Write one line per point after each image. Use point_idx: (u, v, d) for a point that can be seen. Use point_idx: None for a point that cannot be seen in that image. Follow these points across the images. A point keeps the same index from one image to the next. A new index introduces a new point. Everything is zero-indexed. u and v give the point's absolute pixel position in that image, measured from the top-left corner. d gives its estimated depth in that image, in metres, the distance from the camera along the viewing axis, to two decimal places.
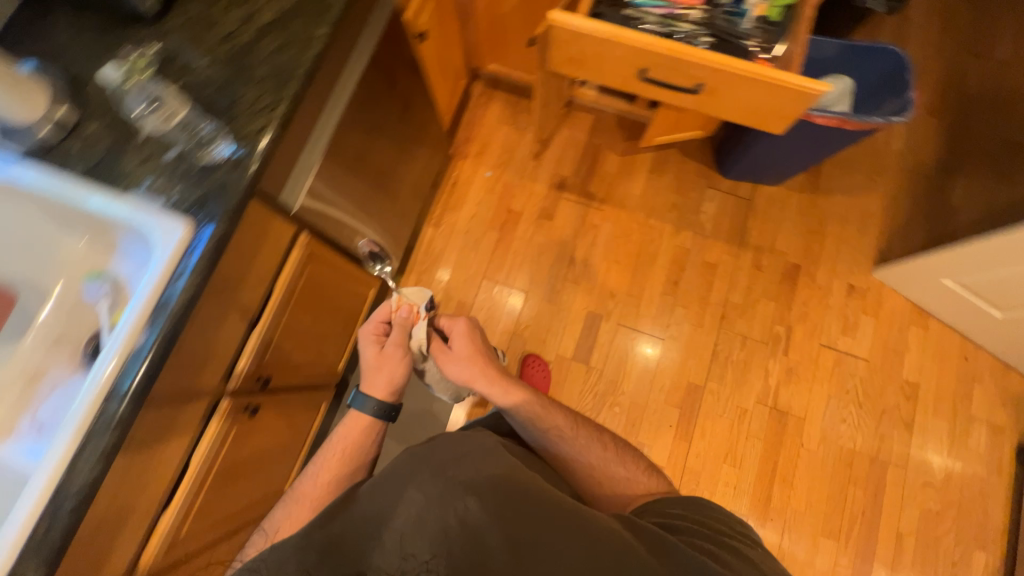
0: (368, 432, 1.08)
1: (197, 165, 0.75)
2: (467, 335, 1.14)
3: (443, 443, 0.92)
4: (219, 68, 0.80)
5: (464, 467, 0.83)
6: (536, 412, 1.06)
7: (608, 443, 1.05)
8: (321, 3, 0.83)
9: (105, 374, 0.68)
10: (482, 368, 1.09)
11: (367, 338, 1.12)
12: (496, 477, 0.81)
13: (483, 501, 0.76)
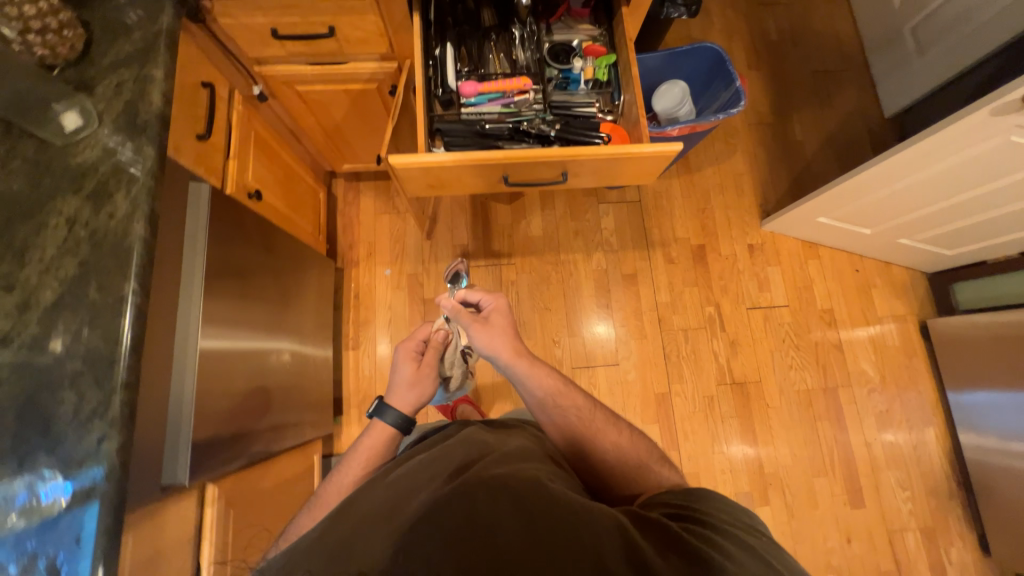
0: (389, 438, 0.96)
1: (36, 523, 0.59)
2: (502, 311, 0.98)
3: (464, 439, 0.76)
4: (12, 383, 0.62)
5: (494, 464, 0.66)
6: (562, 393, 0.91)
7: (621, 429, 0.89)
8: (116, 254, 0.67)
9: None
10: (513, 344, 0.94)
11: (403, 353, 1.03)
12: (531, 472, 0.65)
13: (515, 494, 0.60)
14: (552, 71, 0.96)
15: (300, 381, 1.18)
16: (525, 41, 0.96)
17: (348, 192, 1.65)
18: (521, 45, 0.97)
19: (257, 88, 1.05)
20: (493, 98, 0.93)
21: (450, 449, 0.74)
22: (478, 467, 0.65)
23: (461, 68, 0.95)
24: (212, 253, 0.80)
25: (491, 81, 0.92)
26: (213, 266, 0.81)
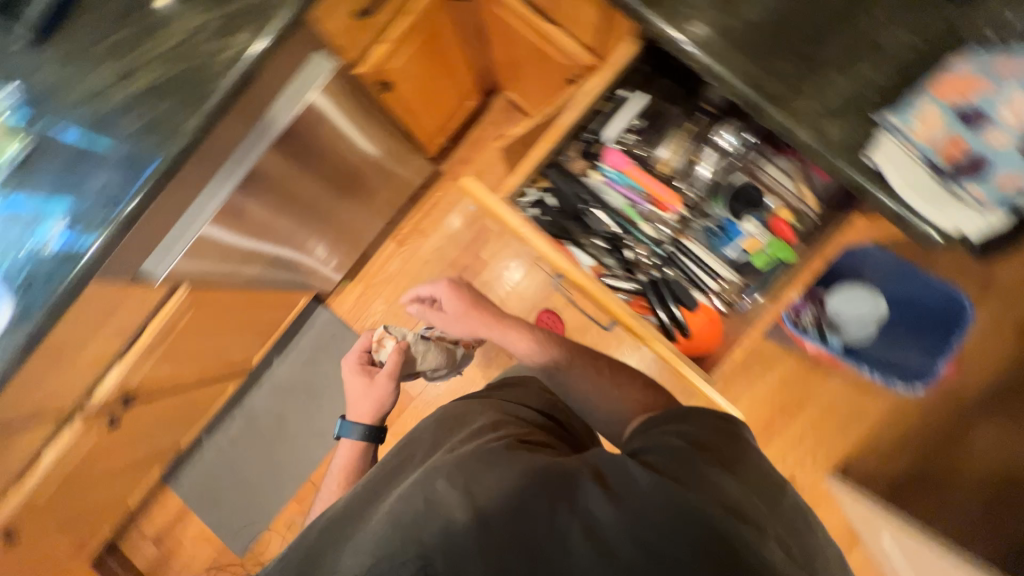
0: (361, 450, 1.09)
1: (30, 248, 0.71)
2: (452, 292, 1.03)
3: (433, 425, 0.88)
4: (81, 131, 0.73)
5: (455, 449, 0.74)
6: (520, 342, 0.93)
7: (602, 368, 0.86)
8: (200, 88, 0.71)
9: None
10: (476, 315, 1.00)
11: (348, 376, 1.12)
12: (466, 431, 0.81)
13: (451, 466, 0.69)
14: (716, 211, 0.76)
15: (298, 256, 1.21)
16: (721, 156, 0.75)
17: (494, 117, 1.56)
18: (716, 156, 0.75)
19: None
20: (629, 187, 0.77)
21: (421, 442, 0.85)
22: (445, 453, 0.75)
23: (633, 128, 0.76)
24: (286, 134, 0.83)
25: (644, 172, 0.76)
26: (281, 144, 0.84)
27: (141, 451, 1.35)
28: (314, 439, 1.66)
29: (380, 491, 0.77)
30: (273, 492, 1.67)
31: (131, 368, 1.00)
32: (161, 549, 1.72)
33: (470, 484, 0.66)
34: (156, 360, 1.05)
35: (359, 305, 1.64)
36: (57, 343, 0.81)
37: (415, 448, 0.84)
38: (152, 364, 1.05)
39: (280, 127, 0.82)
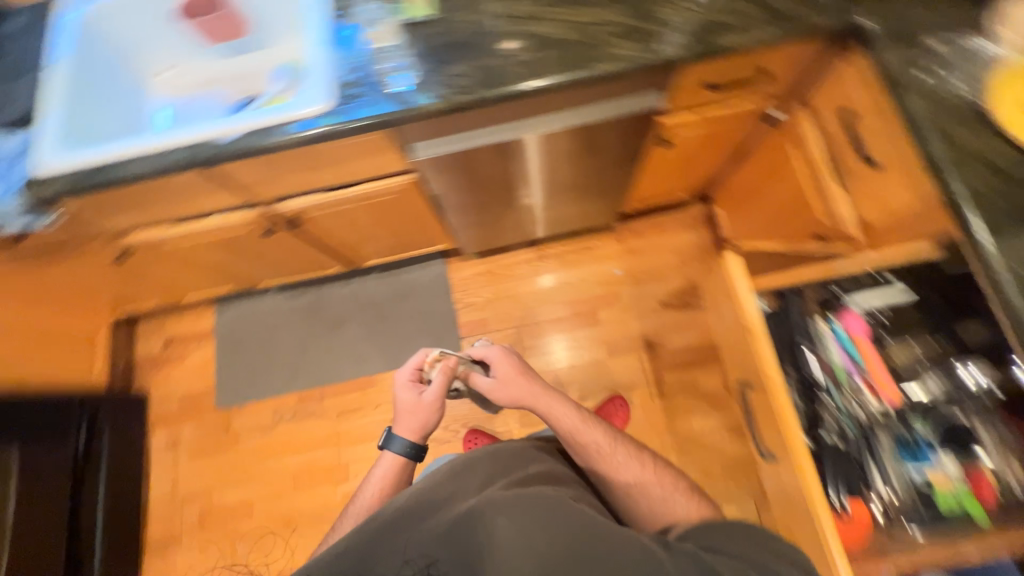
0: (397, 468, 0.97)
1: (379, 79, 0.85)
2: (504, 357, 1.08)
3: (488, 458, 0.84)
4: (473, 31, 0.86)
5: (510, 484, 0.79)
6: (576, 427, 0.98)
7: (645, 462, 0.97)
8: (581, 59, 0.82)
9: (198, 136, 0.85)
10: (527, 383, 1.03)
11: (402, 384, 1.01)
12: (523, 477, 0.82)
13: (512, 503, 0.73)
14: (913, 426, 0.87)
15: (482, 214, 1.31)
16: (934, 385, 0.89)
17: (680, 217, 1.69)
18: (937, 382, 0.89)
19: (777, 114, 1.05)
20: (853, 357, 0.91)
21: (470, 468, 0.81)
22: (500, 484, 0.78)
23: (879, 318, 0.94)
24: (593, 127, 0.94)
25: (870, 351, 0.91)
26: (581, 131, 0.96)
27: (241, 268, 1.41)
28: (353, 358, 1.67)
29: (430, 502, 0.76)
30: (286, 376, 1.67)
31: (319, 203, 1.08)
32: (164, 353, 1.74)
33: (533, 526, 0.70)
34: (335, 210, 1.13)
35: (472, 279, 1.71)
36: (325, 153, 0.91)
37: (473, 468, 0.82)
38: (330, 212, 1.13)
39: (596, 117, 0.93)
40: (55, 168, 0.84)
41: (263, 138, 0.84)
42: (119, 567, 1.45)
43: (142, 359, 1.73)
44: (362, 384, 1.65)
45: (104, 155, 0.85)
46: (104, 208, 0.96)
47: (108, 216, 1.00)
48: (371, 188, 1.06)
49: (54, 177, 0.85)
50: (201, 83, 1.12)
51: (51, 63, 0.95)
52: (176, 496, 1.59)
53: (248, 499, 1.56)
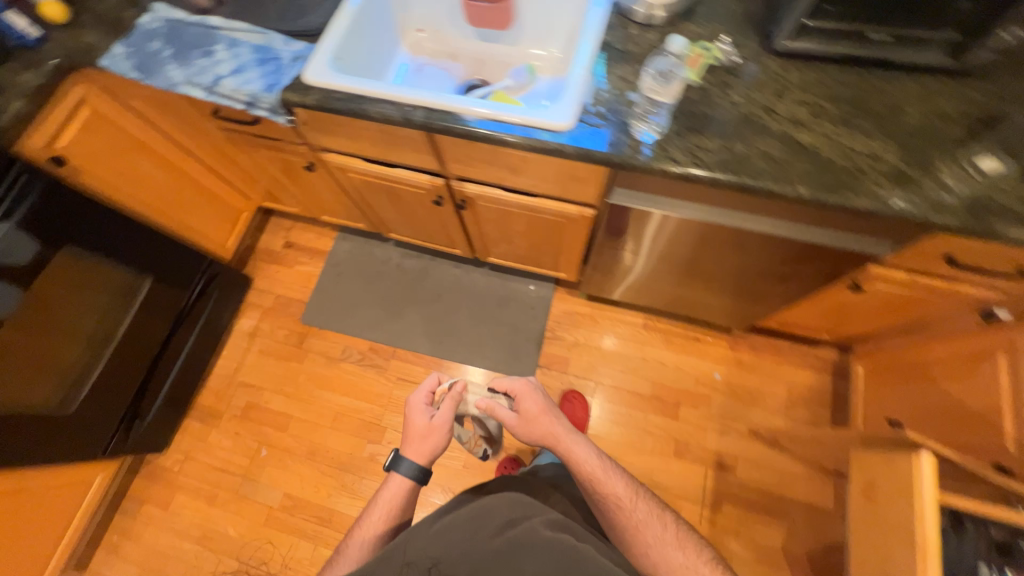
0: (401, 492, 0.87)
1: (623, 119, 0.84)
2: (530, 393, 0.99)
3: (505, 500, 0.80)
4: (734, 112, 0.83)
5: (534, 531, 0.76)
6: (598, 476, 0.92)
7: (664, 522, 0.92)
8: (838, 183, 0.77)
9: (440, 102, 0.89)
10: (550, 424, 0.96)
11: (416, 406, 0.93)
12: (548, 514, 0.79)
13: (542, 558, 0.73)
14: None
15: (625, 267, 1.29)
16: None
17: (805, 353, 1.56)
18: None
19: (1003, 314, 0.93)
20: None
21: (488, 510, 0.79)
22: (525, 529, 0.76)
23: None
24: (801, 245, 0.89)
25: None
26: (786, 244, 0.90)
27: (385, 216, 1.49)
28: (432, 336, 1.70)
29: (458, 541, 0.75)
30: (368, 324, 1.74)
31: (495, 198, 1.11)
32: (280, 253, 1.87)
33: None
34: (503, 209, 1.16)
35: (570, 316, 1.68)
36: (534, 161, 0.93)
37: (492, 503, 0.80)
38: (497, 208, 1.16)
39: (811, 239, 0.87)
40: (315, 83, 0.93)
41: (499, 129, 0.86)
42: (165, 417, 1.57)
43: (260, 249, 1.88)
44: (430, 362, 1.67)
45: (356, 87, 0.91)
46: (325, 128, 1.04)
47: (322, 134, 1.08)
48: (548, 205, 1.07)
49: (310, 91, 0.94)
50: (444, 54, 1.20)
51: None
52: (233, 379, 1.70)
53: (288, 414, 1.64)
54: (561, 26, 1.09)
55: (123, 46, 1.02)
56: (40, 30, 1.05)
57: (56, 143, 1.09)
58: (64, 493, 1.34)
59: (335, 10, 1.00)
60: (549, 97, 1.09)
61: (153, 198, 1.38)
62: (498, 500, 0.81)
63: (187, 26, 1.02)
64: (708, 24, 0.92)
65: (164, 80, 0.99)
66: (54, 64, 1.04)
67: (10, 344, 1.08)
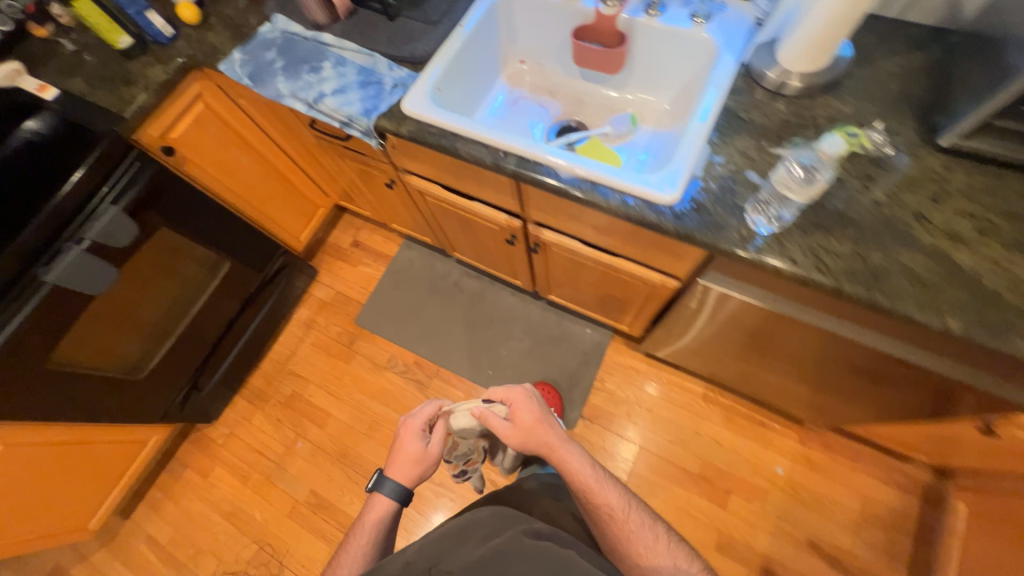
0: (385, 513, 0.86)
1: (737, 201, 0.75)
2: (525, 401, 0.91)
3: (491, 513, 0.74)
4: (875, 212, 0.71)
5: (520, 538, 0.68)
6: (591, 484, 0.85)
7: (659, 536, 0.83)
8: (1004, 322, 0.63)
9: (535, 152, 0.83)
10: (545, 433, 0.89)
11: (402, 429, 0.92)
12: (532, 523, 0.71)
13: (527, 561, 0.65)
14: None
15: (697, 338, 1.18)
16: None
17: (888, 466, 1.36)
18: None
19: None
20: None
21: (473, 522, 0.73)
22: (511, 534, 0.69)
23: None
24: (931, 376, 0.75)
25: None
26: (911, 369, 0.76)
27: (452, 238, 1.47)
28: (477, 360, 1.67)
29: (439, 552, 0.69)
30: (418, 337, 1.74)
31: (571, 249, 1.05)
32: (346, 250, 1.92)
33: None
34: (577, 260, 1.09)
35: (622, 369, 1.58)
36: (624, 227, 0.85)
37: (476, 517, 0.74)
38: (571, 258, 1.10)
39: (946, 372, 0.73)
40: (412, 114, 0.91)
41: (594, 190, 0.80)
42: (218, 392, 1.65)
43: (329, 243, 1.94)
44: (471, 388, 1.64)
45: (452, 123, 0.88)
46: (413, 155, 1.03)
47: (408, 160, 1.06)
48: (628, 266, 0.99)
49: (406, 122, 0.92)
50: (541, 89, 1.15)
51: (464, 25, 0.99)
52: (284, 366, 1.76)
53: (328, 411, 1.67)
54: (673, 78, 1.00)
55: (241, 52, 1.06)
56: (173, 29, 1.12)
57: (169, 133, 1.17)
58: (123, 448, 1.44)
59: (448, 34, 0.98)
60: (646, 153, 1.02)
61: (244, 189, 1.44)
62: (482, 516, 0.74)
63: (300, 40, 1.04)
64: (856, 103, 0.79)
65: (272, 90, 1.02)
66: (180, 62, 1.11)
67: (103, 313, 1.17)
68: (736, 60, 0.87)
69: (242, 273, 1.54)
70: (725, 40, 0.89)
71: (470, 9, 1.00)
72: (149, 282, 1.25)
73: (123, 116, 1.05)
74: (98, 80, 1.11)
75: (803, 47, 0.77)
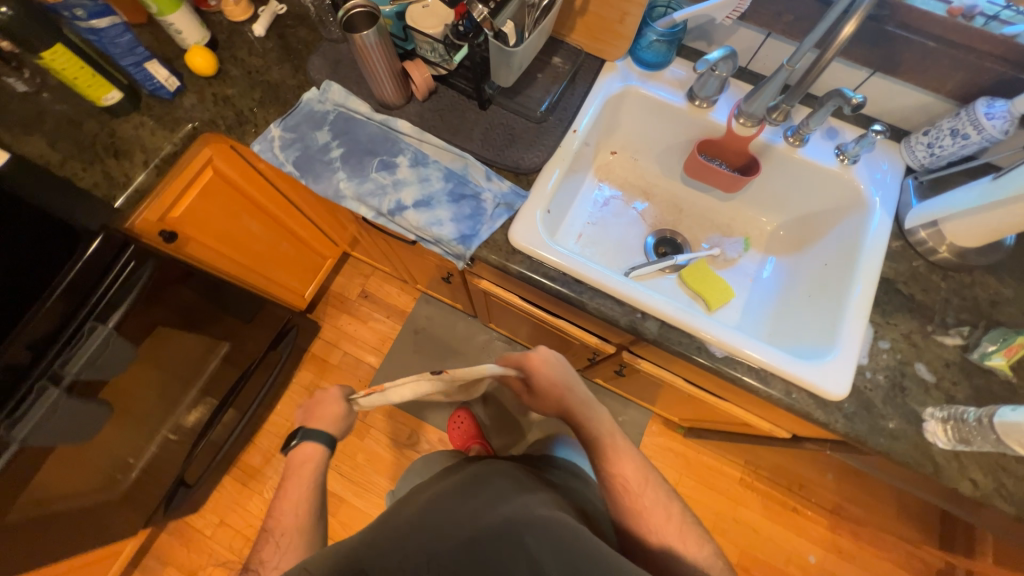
0: (316, 465, 0.69)
1: (907, 401, 0.68)
2: (547, 364, 0.82)
3: (500, 473, 0.73)
4: None
5: (523, 499, 0.65)
6: (609, 450, 0.78)
7: (671, 514, 0.73)
8: None
9: (681, 319, 0.71)
10: (560, 398, 0.80)
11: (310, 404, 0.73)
12: (540, 492, 0.68)
13: (539, 521, 0.60)
14: None
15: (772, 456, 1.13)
16: None
17: (908, 553, 1.44)
18: None
19: None
20: None
21: (484, 478, 0.71)
22: (524, 496, 0.66)
23: None
24: None
25: None
26: None
27: (499, 320, 1.31)
28: None
29: (442, 512, 0.63)
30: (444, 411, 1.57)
31: (671, 380, 0.95)
32: (353, 301, 1.69)
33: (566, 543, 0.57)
34: (670, 385, 0.99)
35: (663, 452, 1.54)
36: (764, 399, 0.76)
37: (492, 480, 0.70)
38: (663, 383, 1.00)
39: None
40: (526, 250, 0.75)
41: (752, 374, 0.70)
42: (209, 477, 1.41)
43: (333, 292, 1.70)
44: None
45: (578, 269, 0.73)
46: (501, 277, 0.86)
47: (491, 275, 0.90)
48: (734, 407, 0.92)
49: (515, 257, 0.76)
50: (634, 186, 1.01)
51: (576, 129, 0.83)
52: (284, 440, 1.54)
53: (339, 495, 1.48)
54: (794, 204, 0.91)
55: (281, 128, 0.83)
56: (179, 81, 0.84)
57: (170, 214, 0.91)
58: (91, 567, 1.18)
59: (559, 140, 0.81)
60: (759, 284, 0.92)
61: (250, 256, 1.19)
62: (498, 482, 0.69)
63: (363, 122, 0.83)
64: (1017, 285, 0.74)
65: (329, 188, 0.80)
66: (190, 129, 0.84)
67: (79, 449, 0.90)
68: (887, 212, 0.79)
69: (242, 349, 1.29)
70: (878, 192, 0.80)
71: (582, 108, 0.84)
72: (147, 383, 1.01)
73: (114, 205, 0.80)
74: (69, 144, 0.82)
75: (981, 227, 0.70)
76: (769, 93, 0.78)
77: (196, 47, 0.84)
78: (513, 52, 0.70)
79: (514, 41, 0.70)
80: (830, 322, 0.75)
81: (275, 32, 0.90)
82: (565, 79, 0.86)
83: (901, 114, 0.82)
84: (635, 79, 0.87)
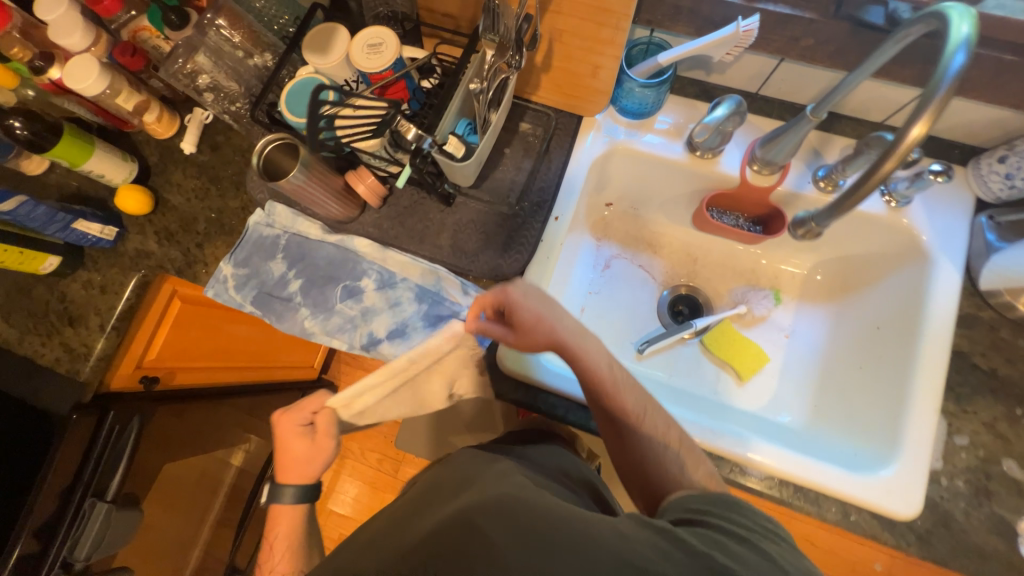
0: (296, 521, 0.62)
1: (996, 511, 0.57)
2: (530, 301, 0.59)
3: (458, 460, 0.57)
4: None
5: (477, 479, 0.50)
6: (607, 385, 0.57)
7: None
8: None
9: (711, 440, 0.61)
10: (558, 328, 0.58)
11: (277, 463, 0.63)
12: (501, 464, 0.54)
13: (497, 498, 0.46)
14: None
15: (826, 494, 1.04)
16: None
17: None
18: None
19: None
20: None
21: (437, 470, 0.56)
22: (484, 473, 0.51)
23: None
24: None
25: None
26: None
27: None
28: None
29: (377, 534, 0.49)
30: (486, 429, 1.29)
31: None
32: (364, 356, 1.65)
33: (530, 518, 0.44)
34: None
35: None
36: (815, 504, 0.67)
37: (448, 466, 0.56)
38: None
39: None
40: (520, 378, 0.65)
41: (802, 497, 0.60)
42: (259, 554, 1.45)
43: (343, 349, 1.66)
44: None
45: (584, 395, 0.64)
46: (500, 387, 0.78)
47: None
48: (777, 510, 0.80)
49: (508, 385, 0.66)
50: (637, 238, 0.86)
51: (558, 216, 0.70)
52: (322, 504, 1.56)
53: None
54: (832, 243, 0.75)
55: (230, 264, 0.73)
56: (116, 227, 0.76)
57: (144, 359, 0.85)
58: None
59: (541, 233, 0.69)
60: (796, 341, 0.78)
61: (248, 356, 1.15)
62: (457, 463, 0.57)
63: (316, 245, 0.73)
64: None
65: (295, 327, 0.72)
66: (139, 278, 0.76)
67: None
68: (953, 264, 0.64)
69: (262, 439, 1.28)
70: (938, 240, 0.65)
71: (563, 187, 0.71)
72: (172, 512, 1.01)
73: (81, 379, 0.75)
74: (21, 315, 0.76)
75: None
76: (787, 145, 0.63)
77: (125, 186, 0.75)
78: (461, 166, 0.59)
79: (461, 153, 0.59)
80: (892, 415, 0.63)
81: (207, 143, 0.80)
82: (537, 150, 0.73)
83: (965, 131, 0.65)
84: (622, 133, 0.73)
